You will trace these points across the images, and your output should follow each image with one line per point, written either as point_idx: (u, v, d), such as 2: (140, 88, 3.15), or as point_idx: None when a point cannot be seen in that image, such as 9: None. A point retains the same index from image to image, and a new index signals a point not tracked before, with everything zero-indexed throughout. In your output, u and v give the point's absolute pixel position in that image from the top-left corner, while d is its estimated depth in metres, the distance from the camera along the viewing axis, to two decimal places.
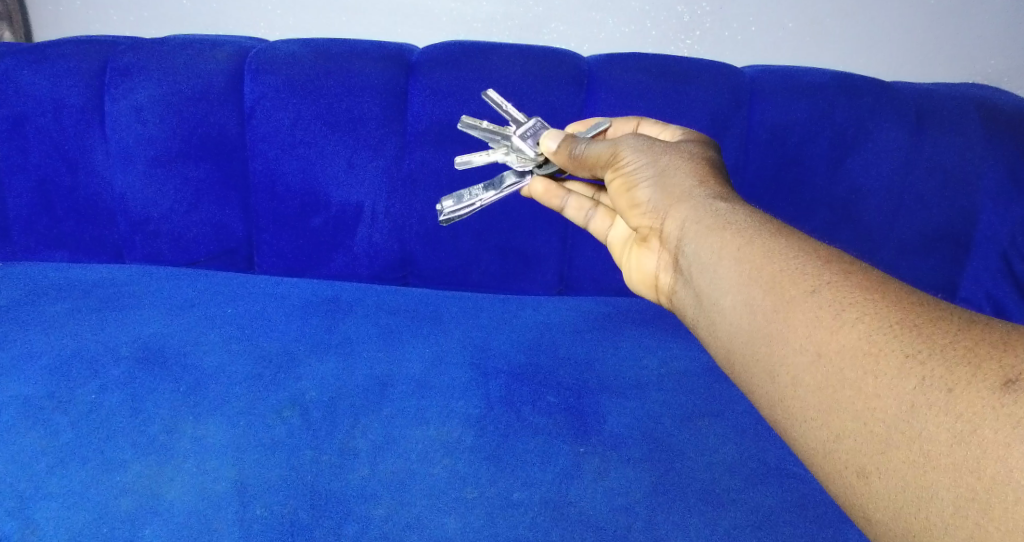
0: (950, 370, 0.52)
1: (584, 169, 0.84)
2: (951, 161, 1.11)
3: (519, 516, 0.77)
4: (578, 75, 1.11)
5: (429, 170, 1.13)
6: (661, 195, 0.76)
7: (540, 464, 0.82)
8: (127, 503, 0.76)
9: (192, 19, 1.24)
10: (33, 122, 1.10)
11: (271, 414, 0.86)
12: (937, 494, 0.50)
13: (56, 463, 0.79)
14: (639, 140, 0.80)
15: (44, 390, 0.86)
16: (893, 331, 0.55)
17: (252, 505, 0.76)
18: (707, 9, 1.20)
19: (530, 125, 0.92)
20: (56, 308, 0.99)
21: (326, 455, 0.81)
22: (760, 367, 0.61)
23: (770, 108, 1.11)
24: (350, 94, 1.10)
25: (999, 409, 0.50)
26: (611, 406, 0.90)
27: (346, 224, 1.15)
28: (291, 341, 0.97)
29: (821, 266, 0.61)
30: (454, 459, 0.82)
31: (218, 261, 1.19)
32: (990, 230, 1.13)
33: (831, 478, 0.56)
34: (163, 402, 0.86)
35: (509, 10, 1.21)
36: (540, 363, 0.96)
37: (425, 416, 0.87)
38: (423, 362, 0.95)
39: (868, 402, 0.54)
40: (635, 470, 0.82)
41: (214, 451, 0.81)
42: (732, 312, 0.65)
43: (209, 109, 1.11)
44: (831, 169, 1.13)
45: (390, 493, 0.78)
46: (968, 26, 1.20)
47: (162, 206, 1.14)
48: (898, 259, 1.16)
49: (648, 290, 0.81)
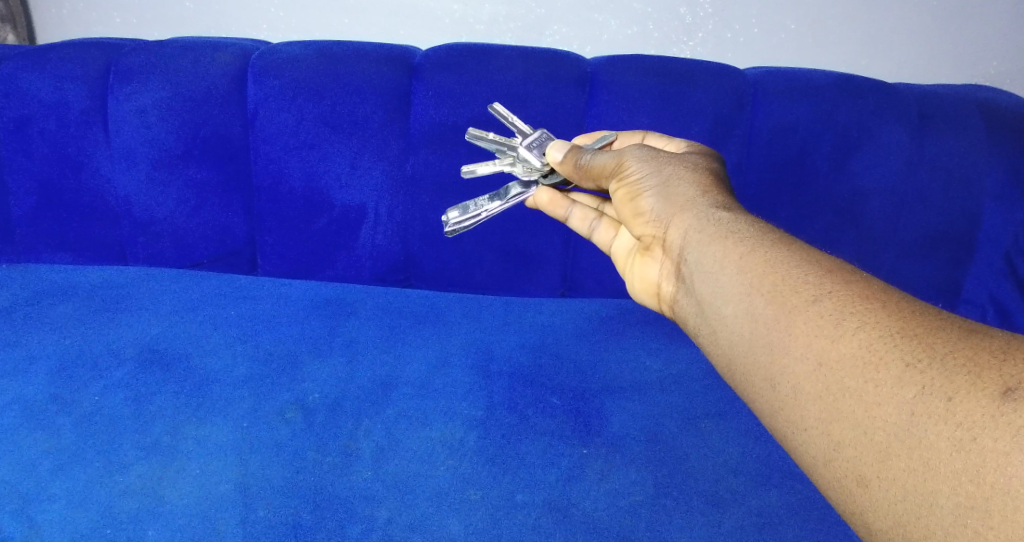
0: (950, 379, 0.52)
1: (590, 180, 0.85)
2: (952, 161, 1.11)
3: (522, 518, 0.76)
4: (580, 77, 1.11)
5: (431, 173, 1.13)
6: (664, 204, 0.77)
7: (543, 466, 0.82)
8: (132, 504, 0.75)
9: (194, 21, 1.25)
10: (38, 125, 1.11)
11: (274, 415, 0.85)
12: (938, 502, 0.50)
13: (60, 465, 0.79)
14: (643, 150, 0.82)
15: (48, 393, 0.87)
16: (894, 340, 0.55)
17: (255, 506, 0.76)
18: (708, 10, 1.20)
19: (535, 136, 0.92)
20: (60, 311, 0.99)
21: (329, 457, 0.81)
22: (761, 376, 0.61)
23: (775, 109, 1.11)
24: (352, 96, 1.11)
25: (999, 417, 0.49)
26: (613, 407, 0.90)
27: (348, 225, 1.16)
28: (294, 343, 0.97)
29: (823, 276, 0.62)
30: (457, 460, 0.82)
31: (221, 263, 1.19)
32: (993, 231, 1.13)
33: (831, 486, 0.56)
34: (164, 404, 0.86)
35: (511, 11, 1.22)
36: (542, 364, 0.96)
37: (427, 418, 0.86)
38: (426, 363, 0.95)
39: (869, 410, 0.54)
40: (638, 472, 0.82)
41: (216, 452, 0.81)
42: (732, 320, 0.65)
43: (211, 110, 1.12)
44: (835, 169, 1.12)
45: (394, 495, 0.77)
46: (970, 27, 1.20)
47: (164, 207, 1.15)
48: (901, 262, 1.15)
49: (649, 299, 0.81)
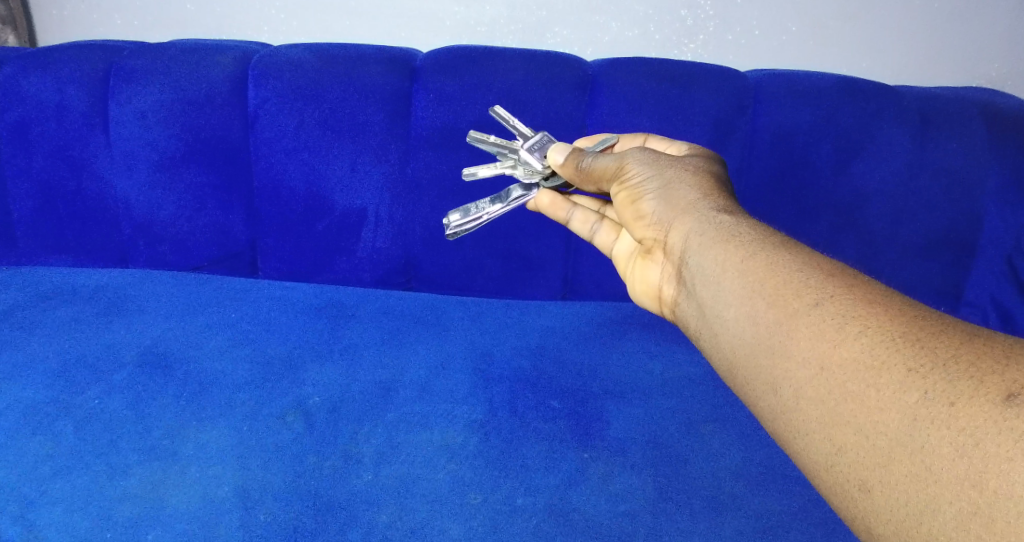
0: (952, 384, 0.50)
1: (590, 183, 0.82)
2: (953, 164, 1.08)
3: (523, 522, 0.74)
4: (581, 79, 1.09)
5: (432, 177, 1.10)
6: (665, 206, 0.75)
7: (544, 470, 0.79)
8: (131, 507, 0.73)
9: (195, 22, 1.22)
10: (38, 126, 1.09)
11: (274, 419, 0.83)
12: (940, 508, 0.48)
13: (61, 468, 0.76)
14: (644, 153, 0.79)
15: (48, 396, 0.84)
16: (896, 345, 0.53)
17: (255, 511, 0.73)
18: (710, 13, 1.17)
19: (536, 139, 0.89)
20: (60, 314, 0.96)
21: (329, 460, 0.78)
22: (762, 380, 0.59)
23: (776, 111, 1.09)
24: (351, 99, 1.08)
25: (1002, 423, 0.47)
26: (616, 412, 0.87)
27: (349, 228, 1.13)
28: (294, 347, 0.93)
29: (825, 280, 0.60)
30: (458, 464, 0.79)
31: (221, 266, 1.16)
32: (995, 234, 1.09)
33: (833, 492, 0.53)
34: (165, 407, 0.83)
35: (514, 13, 1.19)
36: (544, 368, 0.93)
37: (427, 422, 0.83)
38: (428, 367, 0.91)
39: (870, 415, 0.52)
40: (639, 476, 0.79)
41: (216, 455, 0.78)
42: (734, 324, 0.63)
43: (211, 114, 1.09)
44: (836, 172, 1.10)
45: (395, 498, 0.75)
46: (973, 29, 1.17)
47: (166, 211, 1.12)
48: (901, 263, 1.12)
49: (651, 302, 0.79)
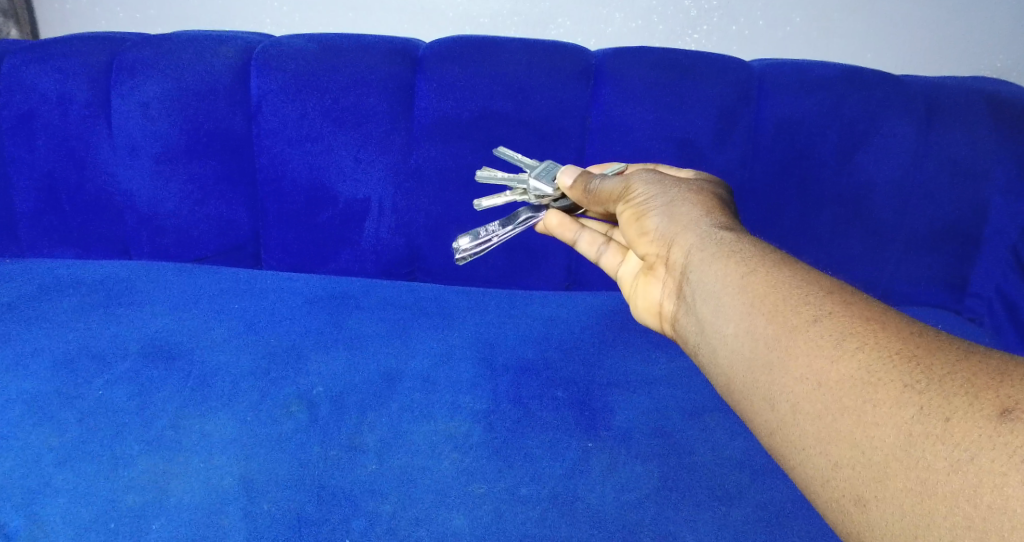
0: (947, 400, 0.52)
1: (598, 205, 0.88)
2: (961, 153, 1.13)
3: (527, 511, 0.79)
4: (588, 68, 1.13)
5: (436, 165, 1.15)
6: (669, 222, 0.79)
7: (550, 459, 0.84)
8: (135, 498, 0.77)
9: (200, 18, 1.27)
10: (41, 119, 1.14)
11: (279, 409, 0.88)
12: (936, 521, 0.49)
13: (64, 459, 0.80)
14: (650, 175, 0.85)
15: (51, 387, 0.88)
16: (893, 361, 0.55)
17: (259, 502, 0.78)
18: (714, 4, 1.22)
19: (542, 167, 0.95)
20: (66, 304, 1.01)
21: (334, 450, 0.83)
22: (761, 395, 0.61)
23: (779, 101, 1.13)
24: (356, 88, 1.13)
25: (995, 438, 0.49)
26: (619, 400, 0.92)
27: (354, 219, 1.18)
28: (298, 335, 0.99)
29: (822, 298, 0.62)
30: (461, 453, 0.84)
31: (224, 258, 1.21)
32: (1000, 226, 1.15)
33: (829, 506, 0.55)
34: (167, 397, 0.88)
35: (515, 6, 1.24)
36: (548, 358, 0.98)
37: (432, 410, 0.89)
38: (433, 355, 0.97)
39: (867, 430, 0.54)
40: (641, 465, 0.84)
41: (221, 445, 0.83)
42: (733, 339, 0.65)
43: (214, 104, 1.14)
44: (841, 163, 1.14)
45: (397, 489, 0.80)
46: (979, 24, 1.22)
47: (168, 202, 1.17)
48: (905, 259, 1.17)
49: (653, 318, 0.82)
